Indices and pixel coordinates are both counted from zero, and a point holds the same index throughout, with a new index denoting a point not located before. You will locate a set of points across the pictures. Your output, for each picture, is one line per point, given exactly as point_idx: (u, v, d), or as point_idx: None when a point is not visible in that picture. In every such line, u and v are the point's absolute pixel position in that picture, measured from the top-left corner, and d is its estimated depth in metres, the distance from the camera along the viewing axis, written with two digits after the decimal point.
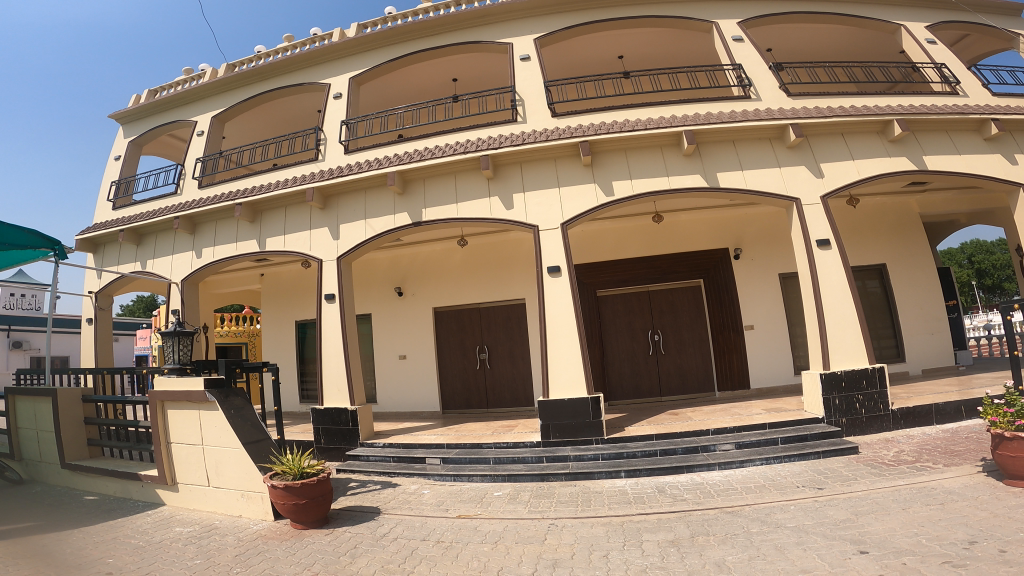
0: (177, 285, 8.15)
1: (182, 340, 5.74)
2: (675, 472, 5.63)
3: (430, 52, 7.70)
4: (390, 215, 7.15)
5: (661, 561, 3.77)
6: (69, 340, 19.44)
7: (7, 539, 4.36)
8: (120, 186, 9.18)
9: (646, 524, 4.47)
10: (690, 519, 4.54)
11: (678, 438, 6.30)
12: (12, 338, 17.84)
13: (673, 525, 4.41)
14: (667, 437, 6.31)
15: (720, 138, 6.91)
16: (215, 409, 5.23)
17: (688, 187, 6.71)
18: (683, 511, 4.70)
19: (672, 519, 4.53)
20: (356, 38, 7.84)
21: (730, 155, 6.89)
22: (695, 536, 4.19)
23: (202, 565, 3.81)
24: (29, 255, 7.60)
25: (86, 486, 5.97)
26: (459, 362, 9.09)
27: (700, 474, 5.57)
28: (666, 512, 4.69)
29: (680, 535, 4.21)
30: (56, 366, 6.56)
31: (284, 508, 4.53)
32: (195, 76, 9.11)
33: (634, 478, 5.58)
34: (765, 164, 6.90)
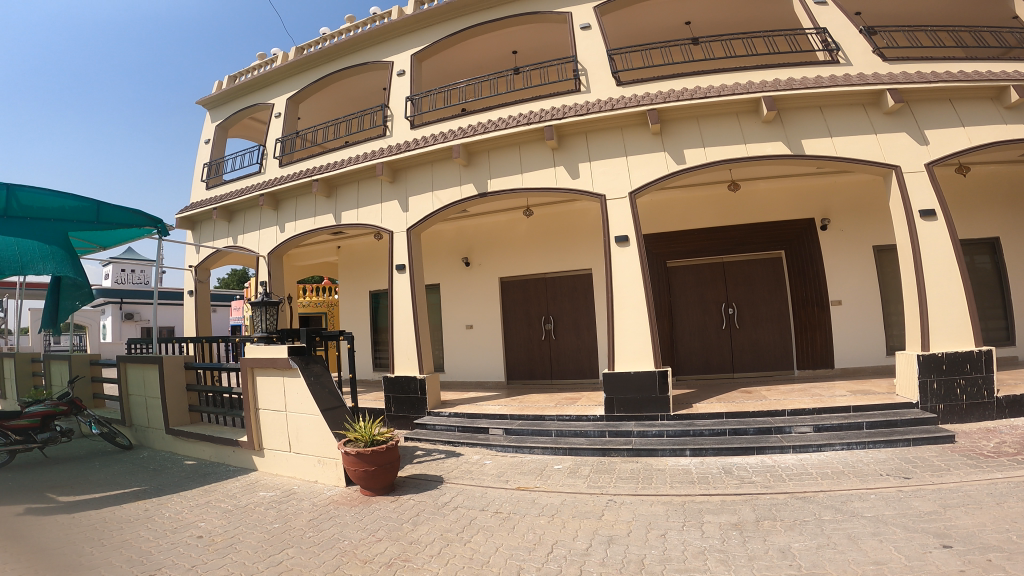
0: (264, 259, 8.66)
1: (269, 310, 6.12)
2: (745, 454, 5.43)
3: (488, 25, 7.61)
4: (456, 186, 7.23)
5: (721, 544, 3.68)
6: (174, 313, 21.24)
7: (118, 501, 4.87)
8: (211, 167, 9.82)
9: (708, 505, 4.36)
10: (757, 502, 4.39)
11: (750, 418, 6.06)
12: (125, 310, 19.71)
13: (738, 508, 4.28)
14: (737, 416, 6.09)
15: (805, 105, 6.43)
16: (297, 376, 5.57)
17: (767, 155, 6.34)
18: (751, 494, 4.54)
19: (737, 502, 4.39)
20: (415, 14, 7.86)
21: (817, 122, 6.40)
22: (761, 520, 4.05)
23: (279, 529, 4.09)
24: (136, 233, 8.31)
25: (186, 450, 6.55)
26: (524, 332, 9.16)
27: (772, 457, 5.35)
28: (732, 494, 4.55)
29: (745, 519, 4.08)
30: (161, 337, 7.19)
31: (354, 473, 4.79)
32: (270, 60, 9.50)
33: (700, 457, 5.44)
34: (858, 131, 6.37)
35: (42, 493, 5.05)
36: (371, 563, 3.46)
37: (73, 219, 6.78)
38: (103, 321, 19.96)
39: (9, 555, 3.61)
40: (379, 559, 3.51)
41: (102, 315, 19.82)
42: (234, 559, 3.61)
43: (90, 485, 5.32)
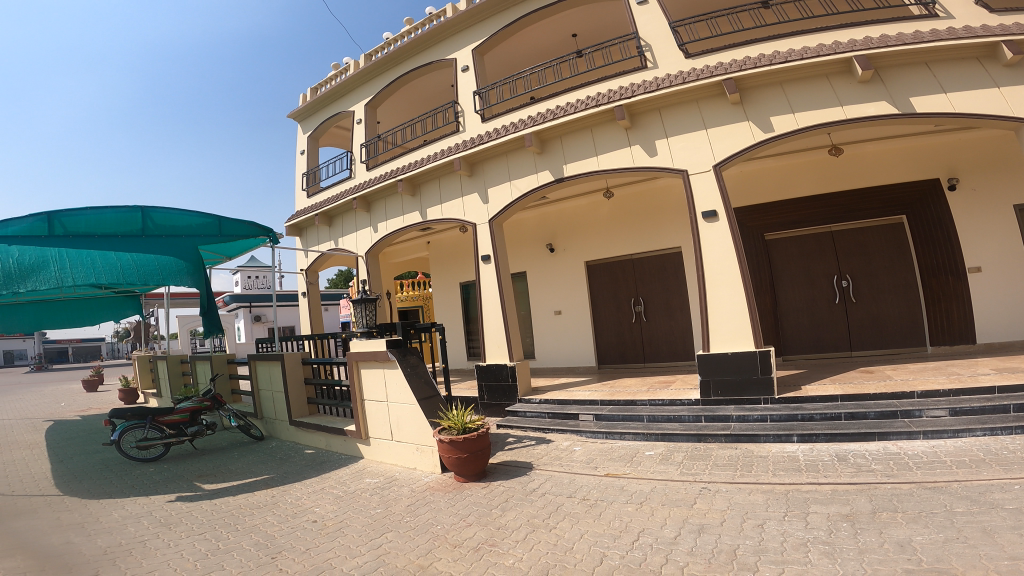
0: (361, 258, 9.18)
1: (368, 306, 6.50)
2: (864, 440, 4.99)
3: (543, 11, 7.46)
4: (532, 174, 7.24)
5: (828, 536, 3.45)
6: (293, 314, 23.18)
7: (251, 487, 5.38)
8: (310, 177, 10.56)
9: (816, 495, 4.09)
10: (875, 493, 4.04)
11: (872, 401, 5.54)
12: (254, 313, 21.76)
13: (851, 498, 3.98)
14: (854, 399, 5.60)
15: (910, 61, 5.76)
16: (394, 367, 5.87)
17: (869, 117, 5.74)
18: (868, 484, 4.19)
19: (851, 492, 4.08)
20: (470, 9, 7.85)
21: (923, 78, 5.72)
22: (878, 512, 3.73)
23: (381, 513, 4.31)
24: (253, 244, 9.15)
25: (306, 440, 7.12)
26: (615, 316, 9.04)
27: (897, 444, 4.87)
28: (846, 484, 4.22)
29: (859, 510, 3.78)
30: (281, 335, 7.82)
31: (448, 461, 4.98)
32: (344, 69, 9.95)
33: (809, 443, 5.09)
34: (974, 85, 5.63)
35: (190, 482, 5.71)
36: (461, 546, 3.56)
37: (200, 234, 7.71)
38: (237, 324, 22.20)
39: (161, 535, 4.08)
40: (469, 543, 3.61)
41: (236, 318, 22.05)
42: (341, 542, 3.74)
43: (228, 474, 5.94)
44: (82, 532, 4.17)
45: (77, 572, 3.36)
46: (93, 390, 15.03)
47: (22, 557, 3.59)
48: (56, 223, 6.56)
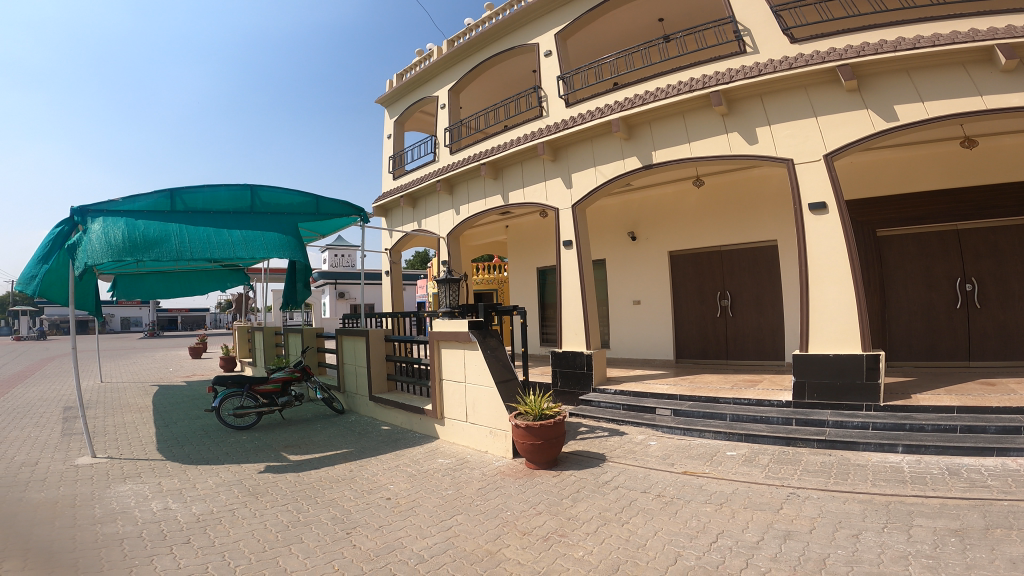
0: (443, 240, 9.36)
1: (452, 287, 6.61)
2: (981, 455, 4.53)
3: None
4: (619, 161, 7.05)
5: (933, 550, 3.17)
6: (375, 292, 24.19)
7: (330, 460, 5.66)
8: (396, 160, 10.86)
9: (921, 508, 3.76)
10: (989, 509, 3.67)
11: (993, 414, 5.01)
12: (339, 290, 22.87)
13: (962, 513, 3.63)
14: (973, 411, 5.08)
15: None
16: (475, 349, 5.92)
17: (1013, 108, 5.13)
18: (983, 499, 3.81)
19: (961, 507, 3.73)
20: None
21: None
22: (992, 528, 3.39)
23: (452, 495, 4.41)
24: (344, 223, 9.55)
25: (384, 416, 7.38)
26: (697, 308, 8.74)
27: (1020, 461, 4.39)
28: (957, 498, 3.86)
29: (970, 526, 3.45)
30: (367, 311, 8.09)
31: (522, 446, 5.00)
32: (427, 55, 10.08)
33: (916, 455, 4.69)
34: None
35: (277, 452, 6.09)
36: (530, 535, 3.57)
37: (300, 211, 8.28)
38: (323, 300, 23.41)
39: (249, 504, 4.38)
40: (538, 532, 3.61)
41: (322, 294, 23.25)
42: (413, 522, 3.85)
43: (311, 446, 6.28)
44: (179, 498, 4.55)
45: (172, 539, 3.66)
46: (197, 357, 16.35)
47: (127, 522, 3.96)
48: (177, 200, 7.20)
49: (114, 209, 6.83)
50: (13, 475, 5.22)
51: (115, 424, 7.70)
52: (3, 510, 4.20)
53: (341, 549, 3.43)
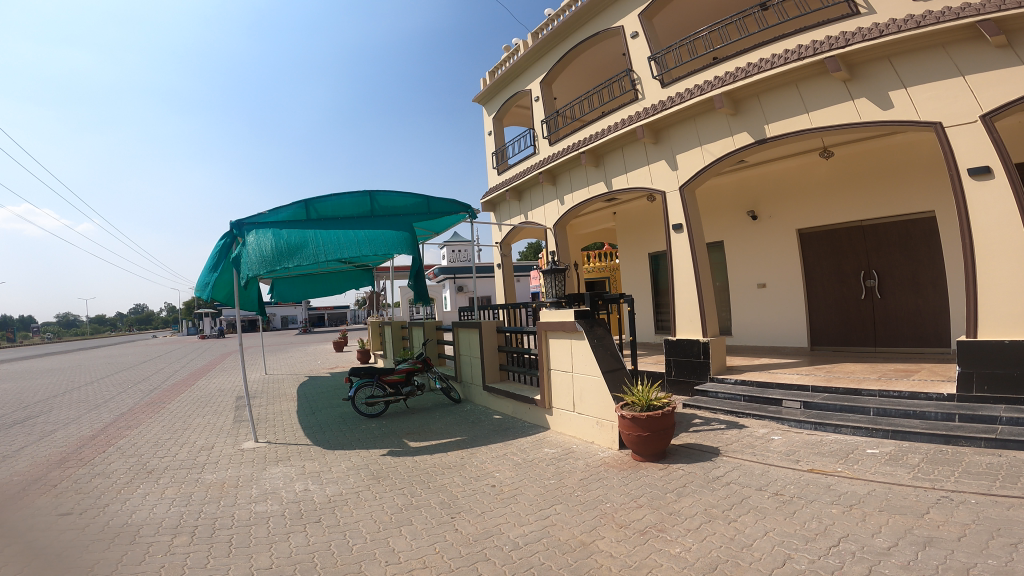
0: (550, 230, 9.44)
1: (557, 277, 6.59)
2: None
3: None
4: (726, 137, 6.61)
5: None
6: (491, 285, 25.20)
7: (445, 447, 5.94)
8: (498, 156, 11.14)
9: None
10: None
11: None
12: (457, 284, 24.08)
13: None
14: None
15: None
16: (582, 338, 5.85)
17: None
18: None
19: None
20: None
21: None
22: None
23: (554, 484, 4.43)
24: (455, 220, 9.91)
25: (496, 405, 7.60)
26: (836, 291, 7.95)
27: None
28: None
29: None
30: (481, 303, 8.34)
31: (628, 437, 4.88)
32: (514, 50, 10.21)
33: None
34: None
35: (399, 438, 6.51)
36: (627, 528, 3.49)
37: (413, 212, 8.70)
38: (444, 294, 24.74)
39: (371, 487, 4.72)
40: (635, 526, 3.52)
41: (443, 288, 24.53)
42: (513, 509, 3.93)
43: (429, 433, 6.64)
44: (316, 480, 5.03)
45: (307, 517, 4.04)
46: (339, 351, 17.91)
47: (273, 501, 4.43)
48: (312, 209, 7.88)
49: (263, 221, 7.66)
50: (194, 457, 6.07)
51: (272, 412, 8.67)
52: (183, 488, 4.89)
53: (444, 532, 3.59)
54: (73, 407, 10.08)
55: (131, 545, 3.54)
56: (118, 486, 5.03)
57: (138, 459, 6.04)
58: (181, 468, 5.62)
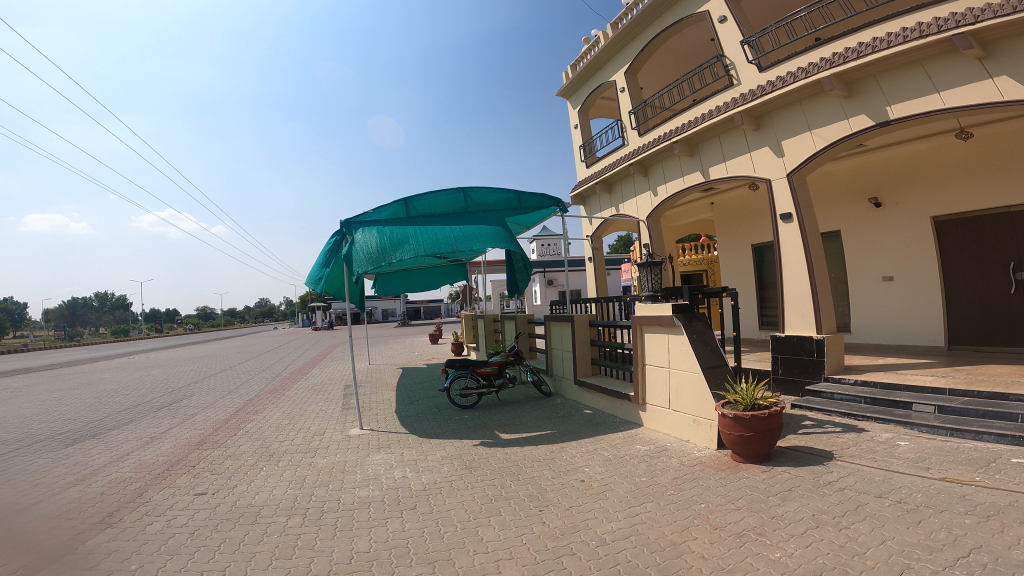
0: (643, 223, 9.21)
1: (654, 270, 6.39)
2: None
3: None
4: (837, 121, 6.12)
5: None
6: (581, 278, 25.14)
7: (535, 440, 5.97)
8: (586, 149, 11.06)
9: None
10: None
11: None
12: (548, 278, 24.31)
13: None
14: None
15: None
16: (680, 333, 5.63)
17: None
18: None
19: None
20: None
21: None
22: None
23: (645, 482, 4.31)
24: (546, 214, 9.89)
25: (588, 400, 7.53)
26: (978, 284, 7.09)
27: None
28: None
29: None
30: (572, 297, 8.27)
31: (728, 436, 4.64)
32: (594, 41, 10.14)
33: None
34: None
35: (491, 430, 6.62)
36: (721, 530, 3.33)
37: (504, 207, 8.77)
38: (536, 288, 25.03)
39: (464, 477, 4.83)
40: (731, 528, 3.34)
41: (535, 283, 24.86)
42: (602, 505, 3.86)
43: (521, 426, 6.70)
44: (413, 468, 5.23)
45: (403, 504, 4.19)
46: (435, 343, 18.56)
47: (374, 486, 4.64)
48: (411, 207, 8.18)
49: (367, 219, 8.10)
50: (308, 442, 6.52)
51: (375, 401, 9.12)
52: (297, 471, 5.26)
53: (531, 524, 3.60)
54: (209, 393, 11.16)
55: (253, 524, 3.84)
56: (245, 467, 5.51)
57: (260, 443, 6.59)
58: (297, 452, 6.06)
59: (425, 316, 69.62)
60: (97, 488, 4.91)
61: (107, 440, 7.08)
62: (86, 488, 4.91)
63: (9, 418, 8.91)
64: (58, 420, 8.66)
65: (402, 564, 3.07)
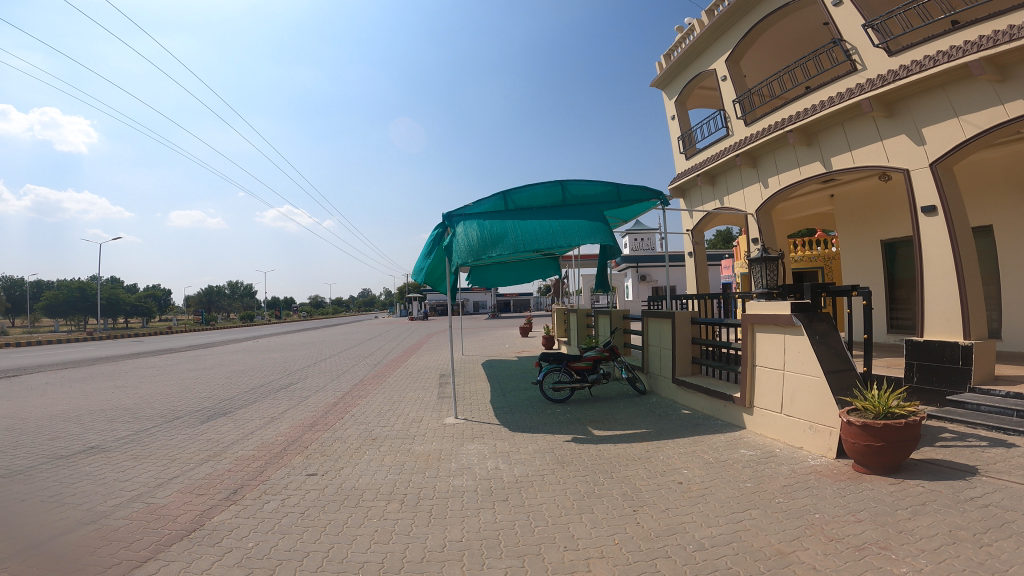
0: (752, 216, 8.74)
1: (769, 266, 6.00)
2: None
3: None
4: (989, 107, 5.47)
5: None
6: (677, 273, 24.29)
7: (630, 438, 5.84)
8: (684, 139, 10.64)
9: None
10: None
11: None
12: (641, 273, 23.81)
13: None
14: None
15: None
16: (801, 333, 5.22)
17: None
18: None
19: None
20: None
21: None
22: None
23: (751, 488, 4.08)
24: (645, 207, 9.61)
25: (685, 400, 7.27)
26: None
27: None
28: None
29: None
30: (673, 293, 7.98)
31: (854, 445, 4.27)
32: (689, 29, 9.71)
33: None
34: None
35: (584, 425, 6.55)
36: (838, 542, 3.08)
37: (602, 200, 8.61)
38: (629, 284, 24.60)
39: (556, 472, 4.81)
40: (850, 540, 3.09)
41: (628, 278, 24.42)
42: (702, 509, 3.70)
43: (615, 423, 6.58)
44: (505, 460, 5.28)
45: (496, 495, 4.24)
46: (526, 336, 18.72)
47: (468, 476, 4.73)
48: (509, 201, 8.26)
49: (468, 213, 8.28)
50: (406, 429, 6.78)
51: (469, 391, 9.32)
52: (397, 457, 5.48)
53: (625, 524, 3.51)
54: (318, 378, 11.91)
55: (356, 506, 4.04)
56: (350, 450, 5.82)
57: (364, 427, 6.94)
58: (397, 438, 6.32)
59: (516, 309, 70.45)
60: (224, 464, 5.38)
61: (233, 418, 7.77)
62: (215, 464, 5.40)
63: (152, 395, 10.00)
64: (193, 398, 9.61)
65: (493, 556, 3.10)
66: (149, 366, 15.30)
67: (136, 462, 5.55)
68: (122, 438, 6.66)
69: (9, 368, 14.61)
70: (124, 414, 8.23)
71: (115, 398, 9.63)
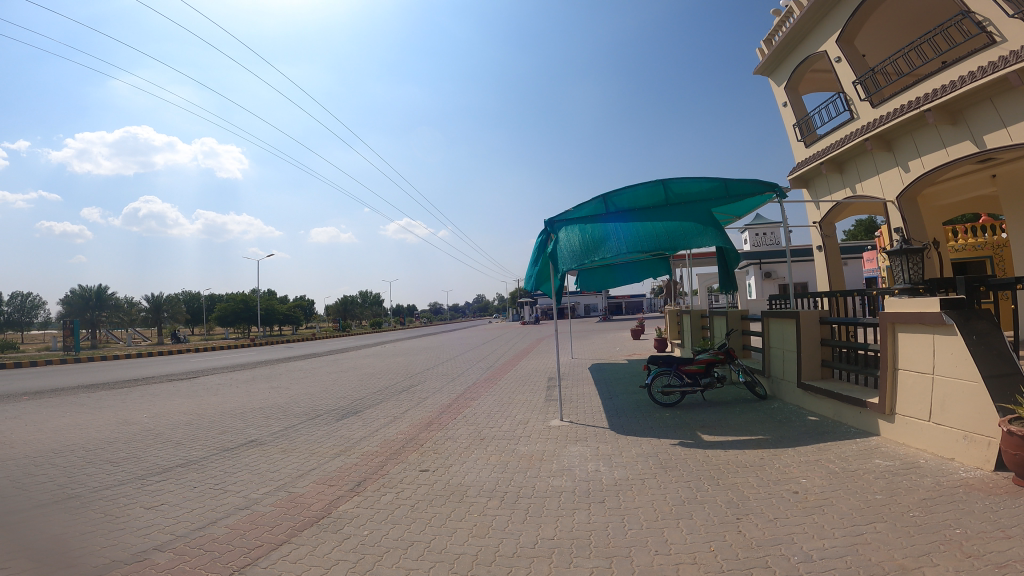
0: (892, 204, 7.98)
1: (911, 259, 5.44)
2: None
3: None
4: None
5: None
6: (805, 269, 22.58)
7: (743, 445, 5.58)
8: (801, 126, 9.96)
9: None
10: None
11: None
12: (764, 270, 22.48)
13: None
14: None
15: None
16: (954, 333, 4.67)
17: None
18: None
19: None
20: None
21: None
22: None
23: (881, 500, 3.76)
24: (761, 201, 9.09)
25: (813, 406, 6.80)
26: None
27: None
28: None
29: None
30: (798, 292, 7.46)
31: (1014, 457, 3.79)
32: (788, 12, 9.13)
33: None
34: None
35: (694, 430, 6.36)
36: (975, 558, 2.79)
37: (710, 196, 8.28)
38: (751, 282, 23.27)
39: (659, 476, 4.74)
40: (990, 558, 2.79)
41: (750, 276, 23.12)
42: (816, 520, 3.49)
43: (728, 428, 6.31)
44: (607, 462, 5.28)
45: (593, 496, 4.27)
46: (638, 338, 18.36)
47: (568, 477, 4.80)
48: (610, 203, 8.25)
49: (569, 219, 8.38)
50: (514, 430, 6.98)
51: (578, 394, 9.36)
52: (502, 457, 5.67)
53: (724, 532, 3.40)
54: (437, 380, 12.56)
55: (460, 502, 4.27)
56: (460, 449, 6.12)
57: (475, 427, 7.24)
58: (504, 438, 6.54)
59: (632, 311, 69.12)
60: (352, 459, 5.89)
61: (363, 417, 8.45)
62: (345, 459, 5.93)
63: (296, 395, 11.13)
64: (329, 398, 10.58)
65: (582, 555, 3.15)
66: (295, 369, 17.03)
67: (282, 455, 6.24)
68: (272, 433, 7.51)
69: (187, 372, 17.01)
70: (274, 412, 9.26)
71: (267, 398, 10.86)
